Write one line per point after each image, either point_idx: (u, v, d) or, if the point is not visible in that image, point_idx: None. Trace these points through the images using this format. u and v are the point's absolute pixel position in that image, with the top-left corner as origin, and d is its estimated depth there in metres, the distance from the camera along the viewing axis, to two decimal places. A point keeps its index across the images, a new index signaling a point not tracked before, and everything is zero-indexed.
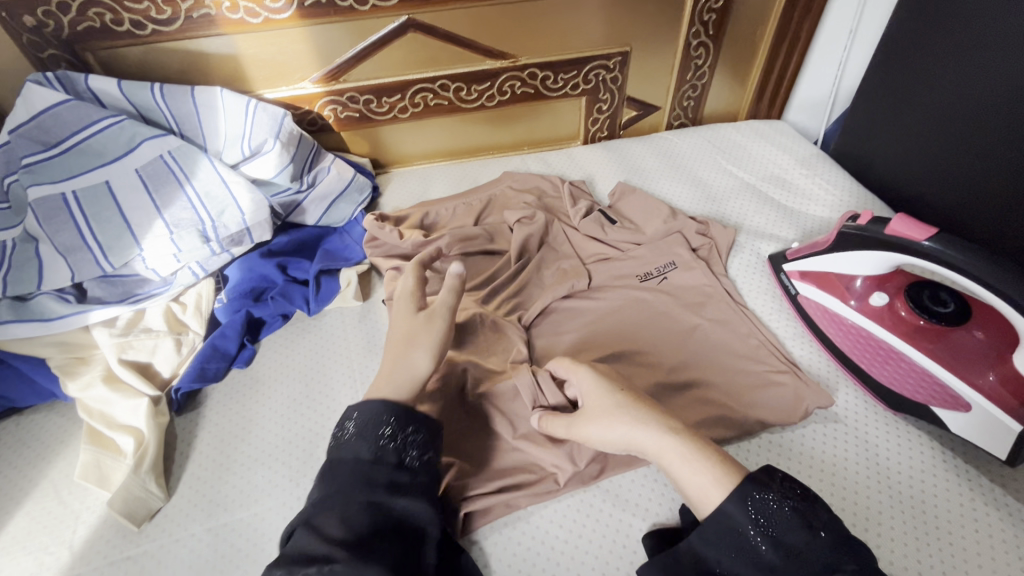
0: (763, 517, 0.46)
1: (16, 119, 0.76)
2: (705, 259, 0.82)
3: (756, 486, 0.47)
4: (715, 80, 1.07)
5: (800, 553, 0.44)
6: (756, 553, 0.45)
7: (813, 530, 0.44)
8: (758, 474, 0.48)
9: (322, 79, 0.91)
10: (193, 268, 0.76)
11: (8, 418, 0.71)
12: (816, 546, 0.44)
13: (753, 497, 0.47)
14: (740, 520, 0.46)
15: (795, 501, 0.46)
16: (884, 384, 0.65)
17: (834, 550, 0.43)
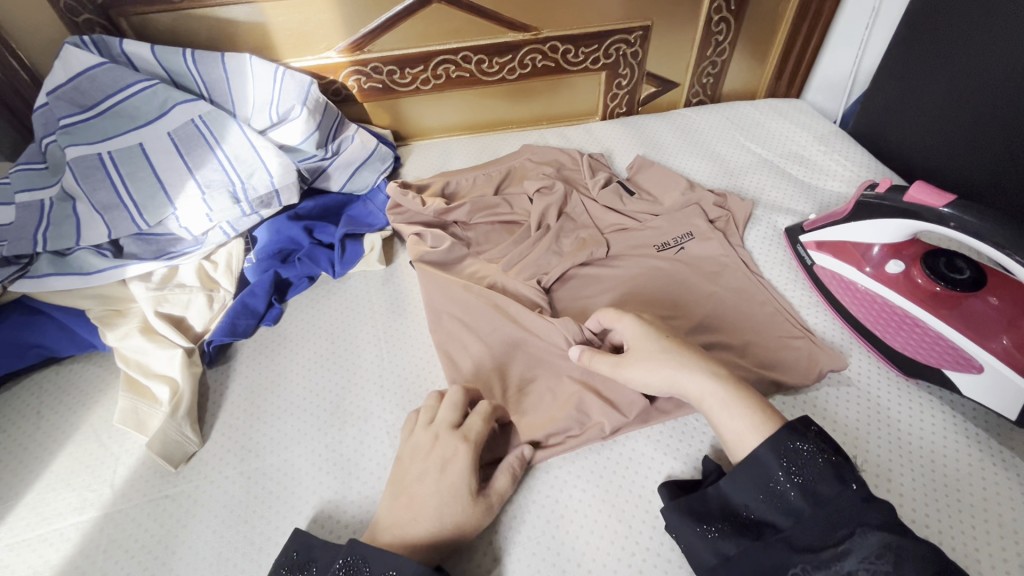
0: (795, 465, 0.48)
1: (55, 81, 0.79)
2: (722, 231, 0.83)
3: (795, 436, 0.50)
4: (735, 57, 1.07)
5: (828, 499, 0.46)
6: (782, 495, 0.48)
7: (846, 482, 0.46)
8: (797, 427, 0.51)
9: (347, 49, 0.93)
10: (224, 228, 0.78)
11: (48, 367, 0.74)
12: (847, 495, 0.46)
13: (787, 446, 0.49)
14: (771, 466, 0.49)
15: (833, 455, 0.48)
16: (897, 349, 0.67)
17: (860, 499, 0.45)
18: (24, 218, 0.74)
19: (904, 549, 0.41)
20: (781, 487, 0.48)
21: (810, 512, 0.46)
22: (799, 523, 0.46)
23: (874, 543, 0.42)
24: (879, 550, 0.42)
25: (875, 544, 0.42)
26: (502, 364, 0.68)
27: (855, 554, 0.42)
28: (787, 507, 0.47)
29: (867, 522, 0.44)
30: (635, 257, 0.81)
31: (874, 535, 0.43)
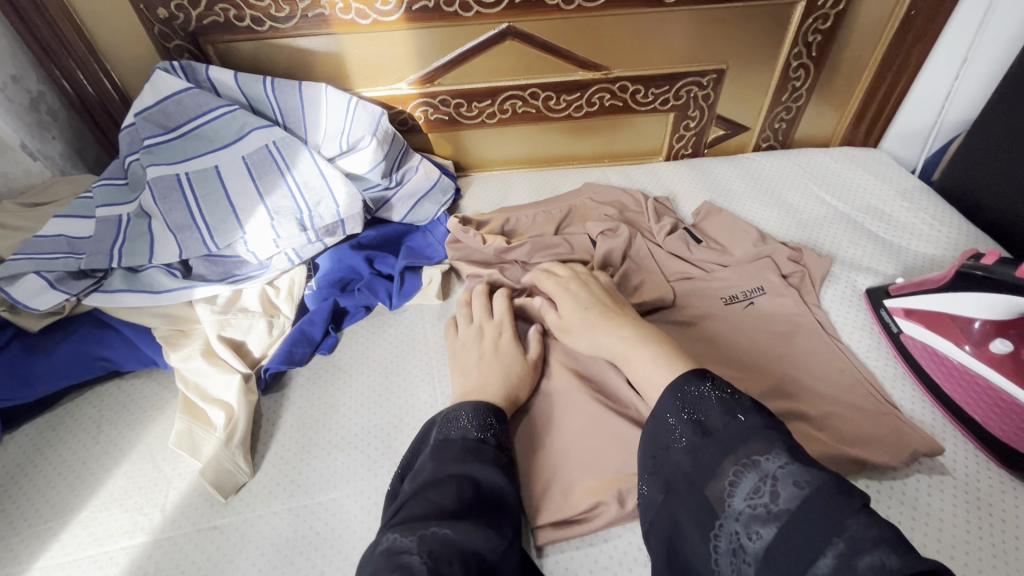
0: (690, 407, 0.49)
1: (144, 103, 0.82)
2: (796, 287, 0.79)
3: (691, 381, 0.50)
4: (811, 103, 1.03)
5: (715, 432, 0.46)
6: (675, 433, 0.48)
7: (733, 415, 0.46)
8: (695, 372, 0.52)
9: (418, 81, 0.94)
10: (289, 255, 0.79)
11: (111, 381, 0.75)
12: (733, 427, 0.46)
13: (683, 391, 0.50)
14: (668, 411, 0.50)
15: (722, 393, 0.49)
16: (1001, 439, 0.60)
17: (746, 428, 0.45)
18: (102, 233, 0.77)
19: (781, 477, 0.41)
20: (679, 431, 0.48)
21: (701, 449, 0.46)
22: (692, 462, 0.46)
23: (756, 476, 0.42)
24: (760, 484, 0.42)
25: (756, 478, 0.42)
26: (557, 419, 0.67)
27: (738, 491, 0.43)
28: (681, 451, 0.47)
29: (748, 453, 0.44)
30: (701, 309, 0.77)
31: (755, 468, 0.43)
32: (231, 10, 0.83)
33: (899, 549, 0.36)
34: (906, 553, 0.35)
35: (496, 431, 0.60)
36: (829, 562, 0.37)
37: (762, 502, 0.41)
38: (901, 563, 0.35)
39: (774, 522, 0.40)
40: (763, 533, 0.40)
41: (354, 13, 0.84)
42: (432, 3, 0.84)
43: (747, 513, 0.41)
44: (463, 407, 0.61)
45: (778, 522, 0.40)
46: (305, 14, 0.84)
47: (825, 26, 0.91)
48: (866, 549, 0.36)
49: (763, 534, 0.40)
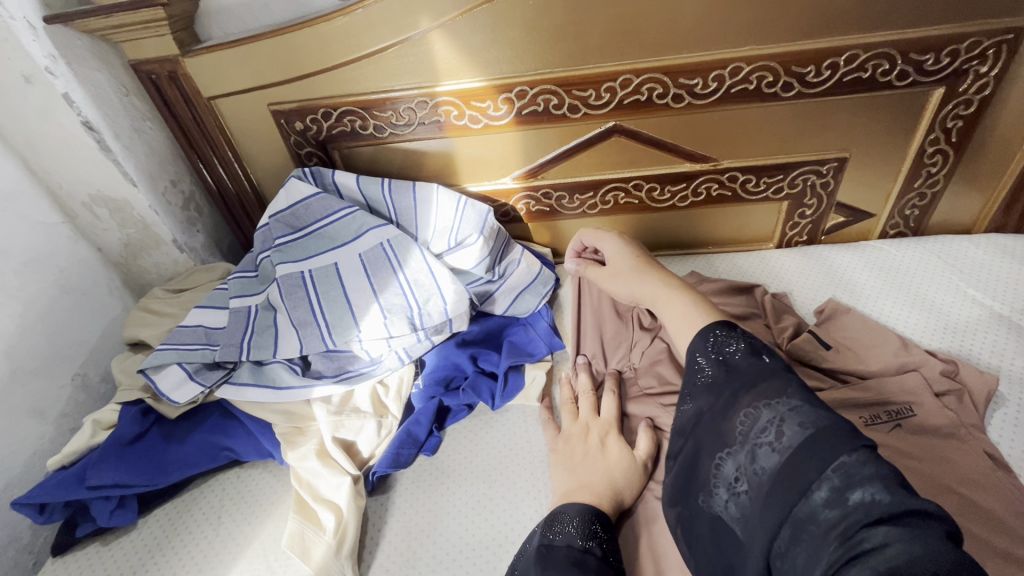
0: (718, 350, 0.57)
1: (278, 206, 0.90)
2: (954, 408, 0.68)
3: (724, 330, 0.59)
4: (949, 190, 0.93)
5: (737, 373, 0.54)
6: (703, 373, 0.57)
7: (756, 359, 0.55)
8: (727, 325, 0.60)
9: (522, 176, 0.96)
10: (399, 353, 0.81)
11: (231, 469, 0.79)
12: (754, 367, 0.54)
13: (715, 336, 0.59)
14: (701, 352, 0.59)
15: (749, 343, 0.57)
16: None
17: (768, 375, 0.52)
18: (234, 325, 0.84)
19: (788, 419, 0.48)
20: (705, 368, 0.57)
21: (724, 387, 0.54)
22: (716, 399, 0.54)
23: (767, 416, 0.50)
24: (769, 423, 0.49)
25: (766, 417, 0.50)
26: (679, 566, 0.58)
27: (750, 426, 0.50)
28: (707, 385, 0.56)
29: (764, 395, 0.51)
30: None
31: (769, 408, 0.50)
32: (357, 121, 0.91)
33: (890, 487, 0.42)
34: (895, 491, 0.41)
35: (603, 540, 0.57)
36: (823, 494, 0.43)
37: (768, 439, 0.49)
38: (889, 498, 0.41)
39: (780, 455, 0.47)
40: (768, 461, 0.48)
41: (467, 119, 0.89)
42: (541, 107, 0.87)
43: (755, 440, 0.49)
44: (566, 510, 0.60)
45: (781, 454, 0.47)
46: (422, 121, 0.90)
47: (967, 111, 0.83)
48: (859, 484, 0.42)
49: (768, 465, 0.47)
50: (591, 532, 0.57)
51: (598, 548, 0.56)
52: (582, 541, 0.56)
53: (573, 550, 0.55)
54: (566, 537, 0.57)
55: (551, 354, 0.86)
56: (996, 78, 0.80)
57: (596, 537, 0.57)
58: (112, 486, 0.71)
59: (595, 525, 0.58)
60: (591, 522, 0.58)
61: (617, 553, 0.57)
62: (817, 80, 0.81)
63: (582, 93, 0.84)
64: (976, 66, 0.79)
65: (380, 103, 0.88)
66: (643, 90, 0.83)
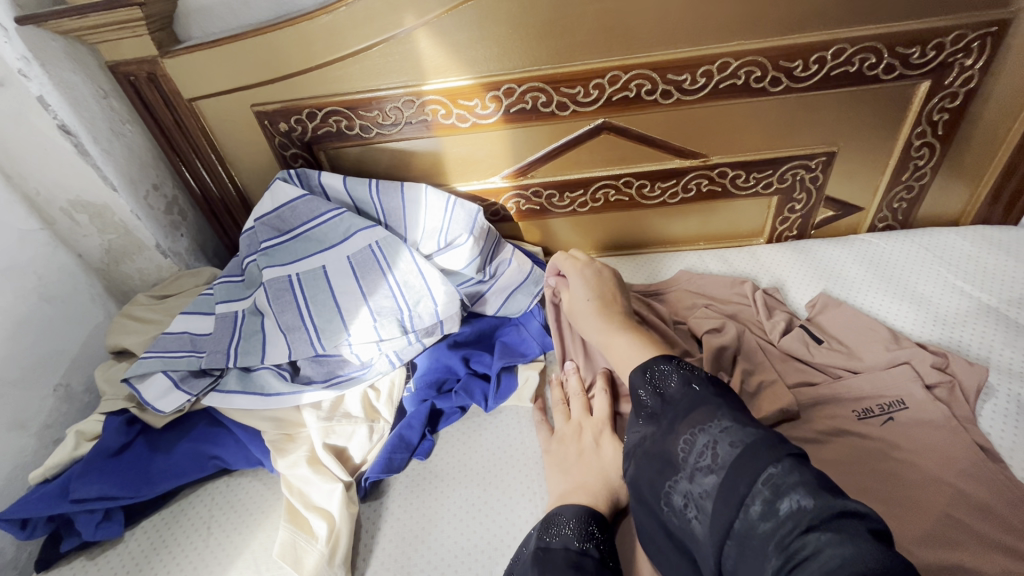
0: (654, 380, 0.55)
1: (263, 209, 0.88)
2: (945, 401, 0.69)
3: (660, 361, 0.57)
4: (936, 183, 0.94)
5: (674, 402, 0.52)
6: (643, 405, 0.55)
7: (689, 386, 0.52)
8: (664, 355, 0.58)
9: (511, 175, 0.96)
10: (390, 357, 0.80)
11: (220, 478, 0.78)
12: (687, 395, 0.52)
13: (652, 368, 0.56)
14: (638, 384, 0.56)
15: (683, 369, 0.55)
16: None
17: (702, 398, 0.51)
18: (220, 331, 0.82)
19: (720, 440, 0.47)
20: (645, 401, 0.55)
21: (663, 417, 0.52)
22: (657, 429, 0.52)
23: (702, 440, 0.48)
24: (705, 447, 0.47)
25: (702, 442, 0.48)
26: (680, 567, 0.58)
27: (689, 453, 0.48)
28: (649, 417, 0.54)
29: (697, 420, 0.49)
30: (830, 424, 0.69)
31: (703, 433, 0.48)
32: (343, 121, 0.89)
33: (813, 491, 0.41)
34: (820, 494, 0.41)
35: (600, 541, 0.56)
36: (758, 508, 0.43)
37: (706, 463, 0.47)
38: (814, 503, 0.41)
39: (717, 476, 0.46)
40: (707, 484, 0.46)
41: (455, 118, 0.88)
42: (530, 105, 0.86)
43: (694, 466, 0.48)
44: (562, 512, 0.59)
45: (717, 475, 0.46)
46: (409, 121, 0.89)
47: (952, 104, 0.84)
48: (787, 493, 0.42)
49: (708, 489, 0.46)
50: (588, 532, 0.56)
51: (596, 549, 0.55)
52: (579, 542, 0.55)
53: (570, 552, 0.54)
54: (562, 539, 0.56)
55: (544, 354, 0.85)
56: (981, 70, 0.80)
57: (593, 537, 0.56)
58: (97, 499, 0.69)
59: (592, 526, 0.57)
60: (588, 523, 0.57)
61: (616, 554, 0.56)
62: (804, 75, 0.81)
63: (570, 91, 0.84)
64: (960, 59, 0.79)
65: (366, 103, 0.87)
66: (631, 86, 0.83)
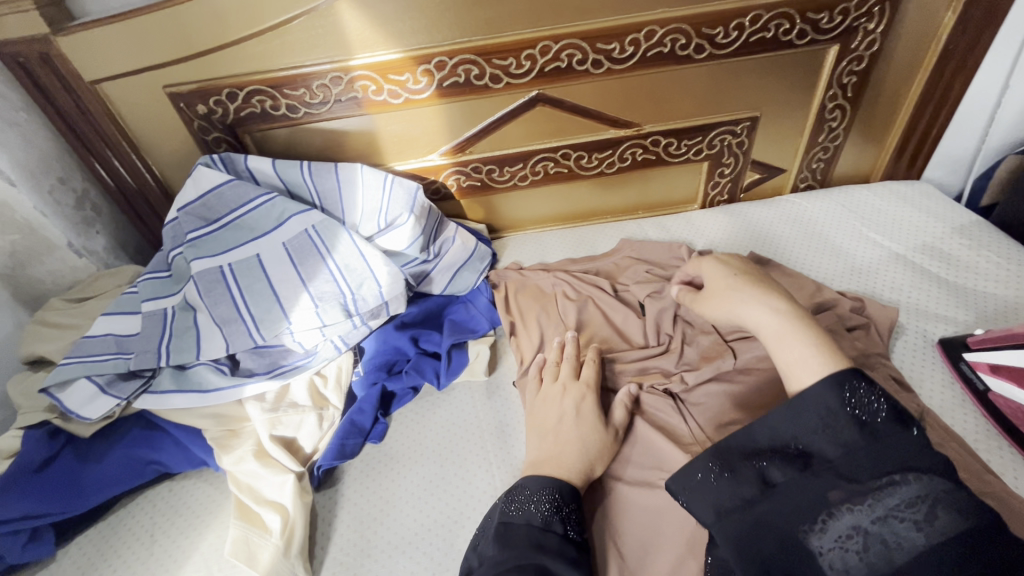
0: (854, 401, 0.48)
1: (186, 198, 0.83)
2: (864, 341, 0.74)
3: (855, 377, 0.50)
4: (848, 143, 1.01)
5: (878, 440, 0.47)
6: (823, 430, 0.48)
7: (907, 425, 0.47)
8: (854, 369, 0.50)
9: (450, 152, 0.94)
10: (335, 342, 0.78)
11: (161, 483, 0.74)
12: (907, 438, 0.46)
13: (849, 384, 0.49)
14: (829, 404, 0.49)
15: (891, 400, 0.48)
16: None
17: (919, 447, 0.45)
18: (149, 329, 0.78)
19: (946, 500, 0.42)
20: (830, 429, 0.48)
21: (857, 450, 0.47)
22: (838, 459, 0.47)
23: (917, 490, 0.43)
24: (919, 504, 0.43)
25: (915, 492, 0.43)
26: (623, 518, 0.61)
27: (893, 497, 0.43)
28: (828, 442, 0.48)
29: (916, 468, 0.44)
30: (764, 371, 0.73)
31: (921, 482, 0.43)
32: (267, 101, 0.84)
33: None
34: None
35: (566, 514, 0.57)
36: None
37: (917, 520, 0.42)
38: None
39: (929, 540, 0.41)
40: (908, 539, 0.42)
41: (386, 94, 0.85)
42: (463, 79, 0.84)
43: (891, 516, 0.43)
44: (528, 485, 0.60)
45: (931, 538, 0.41)
46: (339, 98, 0.85)
47: (859, 68, 0.90)
48: None
49: (905, 544, 0.41)
50: (556, 505, 0.57)
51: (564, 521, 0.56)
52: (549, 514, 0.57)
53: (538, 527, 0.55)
54: (527, 513, 0.57)
55: (493, 329, 0.87)
56: (882, 35, 0.86)
57: (562, 509, 0.57)
58: (21, 519, 0.64)
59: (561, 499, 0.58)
60: (553, 494, 0.58)
61: (581, 525, 0.58)
62: (725, 41, 0.84)
63: (502, 62, 0.83)
64: (864, 24, 0.84)
65: (291, 81, 0.83)
66: (562, 57, 0.83)
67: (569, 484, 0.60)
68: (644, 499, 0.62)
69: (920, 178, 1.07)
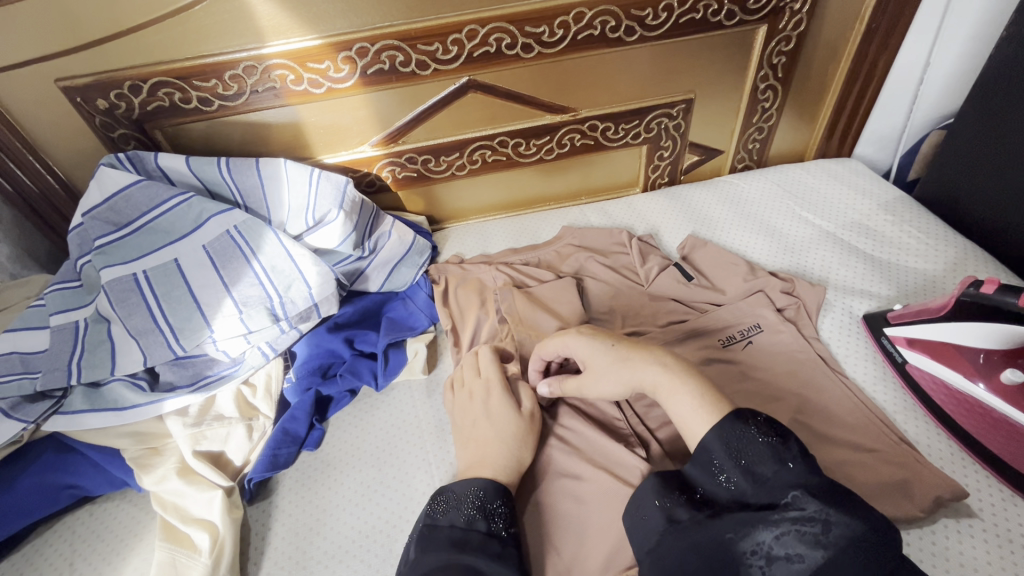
0: (739, 445, 0.50)
1: (91, 201, 0.76)
2: (793, 321, 0.76)
3: (737, 423, 0.51)
4: (782, 122, 1.02)
5: (767, 478, 0.47)
6: (724, 473, 0.50)
7: (782, 462, 0.47)
8: (736, 415, 0.52)
9: (381, 142, 0.90)
10: (262, 348, 0.75)
11: (81, 507, 0.69)
12: (783, 472, 0.47)
13: (731, 432, 0.51)
14: (715, 453, 0.51)
15: (769, 436, 0.49)
16: (1008, 461, 0.59)
17: (801, 474, 0.46)
18: (58, 345, 0.71)
19: (834, 516, 0.43)
20: (728, 474, 0.50)
21: (757, 489, 0.48)
22: (739, 495, 0.48)
23: (805, 514, 0.44)
24: (809, 523, 0.44)
25: (804, 513, 0.44)
26: (562, 513, 0.61)
27: (786, 523, 0.45)
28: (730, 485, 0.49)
29: (798, 494, 0.45)
30: (700, 354, 0.73)
31: (808, 507, 0.44)
32: (176, 94, 0.78)
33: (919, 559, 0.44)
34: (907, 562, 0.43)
35: (491, 512, 0.55)
36: None
37: (808, 533, 0.43)
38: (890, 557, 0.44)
39: (822, 553, 0.42)
40: (807, 554, 0.43)
41: (307, 83, 0.81)
42: (387, 66, 0.81)
43: (786, 539, 0.44)
44: (454, 486, 0.58)
45: (826, 551, 0.42)
46: (255, 89, 0.80)
47: (788, 47, 0.91)
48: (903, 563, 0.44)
49: (804, 564, 0.43)
50: (480, 503, 0.56)
51: (488, 518, 0.55)
52: (473, 511, 0.55)
53: (458, 527, 0.54)
54: (447, 515, 0.55)
55: (434, 325, 0.85)
56: (808, 15, 0.87)
57: (489, 504, 0.56)
58: None
59: (478, 497, 0.56)
60: (473, 490, 0.57)
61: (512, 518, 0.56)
62: (655, 23, 0.83)
63: (427, 48, 0.79)
64: (790, 4, 0.85)
65: (201, 71, 0.77)
66: (490, 41, 0.80)
67: (506, 480, 0.59)
68: (578, 491, 0.62)
69: (851, 155, 1.10)
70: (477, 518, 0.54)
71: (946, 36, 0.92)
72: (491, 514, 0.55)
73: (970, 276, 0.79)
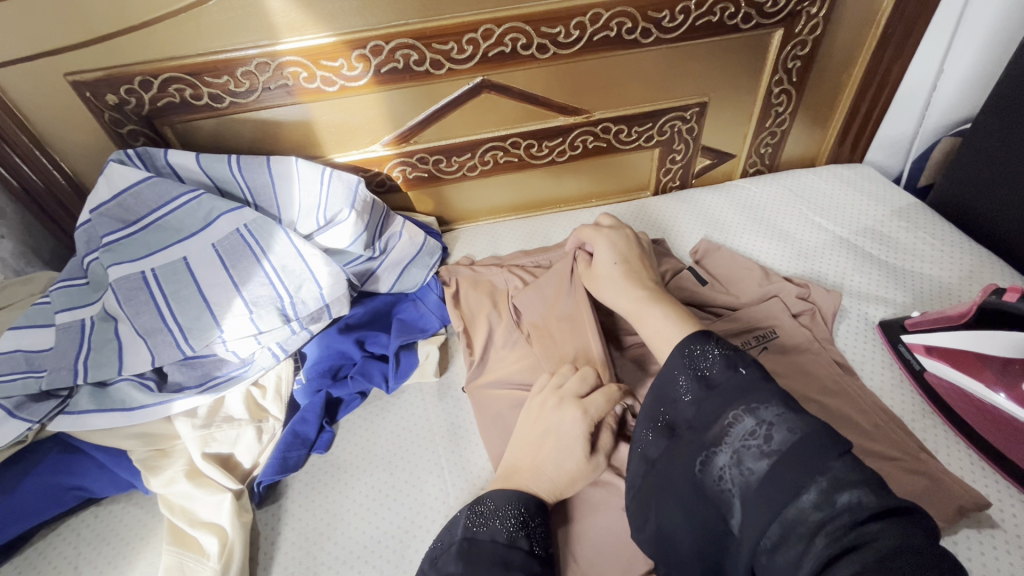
0: (698, 362, 0.51)
1: (99, 198, 0.75)
2: (809, 327, 0.76)
3: (698, 341, 0.52)
4: (794, 127, 1.02)
5: (718, 387, 0.48)
6: (682, 389, 0.51)
7: (735, 369, 0.48)
8: (701, 333, 0.53)
9: (393, 142, 0.90)
10: (272, 349, 0.74)
11: (86, 509, 0.68)
12: (735, 380, 0.48)
13: (691, 349, 0.52)
14: (674, 368, 0.52)
15: (726, 350, 0.50)
16: None
17: (753, 384, 0.47)
18: (64, 344, 0.70)
19: (777, 423, 0.43)
20: (685, 389, 0.50)
21: (707, 403, 0.48)
22: (696, 410, 0.49)
23: (753, 422, 0.45)
24: (757, 429, 0.44)
25: (752, 424, 0.45)
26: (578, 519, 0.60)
27: (737, 433, 0.45)
28: (688, 406, 0.49)
29: (748, 403, 0.46)
30: None
31: (756, 416, 0.45)
32: (186, 90, 0.77)
33: None
34: None
35: (532, 528, 0.54)
36: (811, 497, 0.40)
37: (756, 443, 0.44)
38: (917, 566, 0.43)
39: (768, 460, 0.42)
40: (756, 467, 0.43)
41: (320, 81, 0.80)
42: (401, 64, 0.80)
43: (741, 453, 0.44)
44: (494, 498, 0.57)
45: (771, 460, 0.42)
46: (267, 86, 0.79)
47: (803, 52, 0.90)
48: None
49: (753, 472, 0.43)
50: (520, 519, 0.55)
51: (528, 535, 0.54)
52: (514, 527, 0.54)
53: (502, 544, 0.53)
54: (490, 530, 0.54)
55: (444, 327, 0.84)
56: (824, 19, 0.87)
57: (527, 520, 0.55)
58: None
59: (521, 514, 0.55)
60: (515, 505, 0.55)
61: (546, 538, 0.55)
62: (672, 25, 0.82)
63: (442, 47, 0.79)
64: (807, 8, 0.85)
65: (213, 67, 0.76)
66: (506, 41, 0.80)
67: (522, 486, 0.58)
68: (595, 497, 0.61)
69: (863, 160, 1.10)
70: (519, 535, 0.53)
71: (961, 43, 0.92)
72: (531, 531, 0.54)
73: (987, 284, 0.78)
